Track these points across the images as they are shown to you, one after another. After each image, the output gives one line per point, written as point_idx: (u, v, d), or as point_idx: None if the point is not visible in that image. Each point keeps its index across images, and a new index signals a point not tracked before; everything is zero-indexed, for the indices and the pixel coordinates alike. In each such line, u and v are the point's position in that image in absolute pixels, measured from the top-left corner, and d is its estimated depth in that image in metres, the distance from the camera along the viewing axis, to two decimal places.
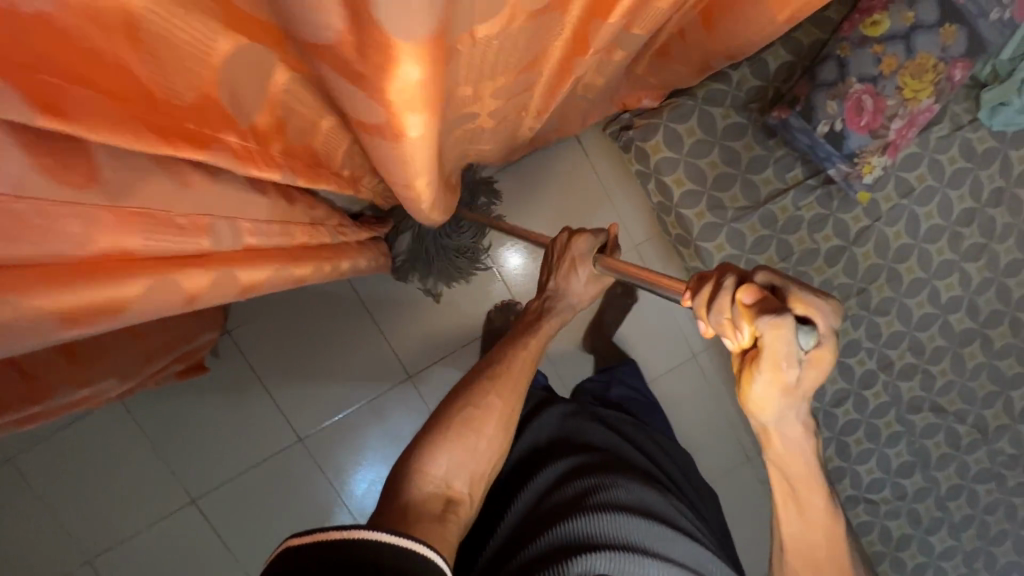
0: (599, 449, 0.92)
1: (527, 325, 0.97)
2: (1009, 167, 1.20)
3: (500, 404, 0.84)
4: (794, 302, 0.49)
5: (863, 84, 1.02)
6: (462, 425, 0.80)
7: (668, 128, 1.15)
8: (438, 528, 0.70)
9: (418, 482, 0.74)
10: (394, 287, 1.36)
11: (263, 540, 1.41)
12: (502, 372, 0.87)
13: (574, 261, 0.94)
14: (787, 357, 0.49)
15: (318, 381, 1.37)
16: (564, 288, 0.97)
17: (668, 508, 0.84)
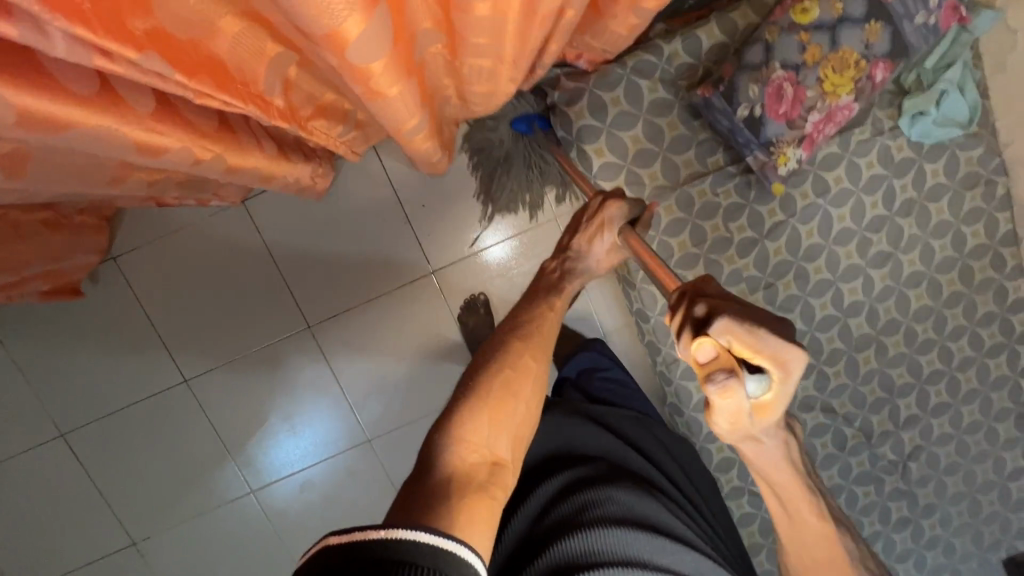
0: (598, 457, 0.88)
1: (549, 286, 0.90)
2: (923, 179, 1.21)
3: (535, 367, 0.79)
4: (754, 352, 0.49)
5: (785, 71, 1.01)
6: (502, 390, 0.74)
7: (594, 94, 1.12)
8: (482, 502, 0.63)
9: (460, 451, 0.67)
10: (297, 232, 1.30)
11: (137, 484, 1.35)
12: (532, 337, 0.82)
13: (605, 224, 0.88)
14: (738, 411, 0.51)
15: (216, 322, 1.31)
16: (588, 253, 0.91)
17: (667, 516, 0.79)
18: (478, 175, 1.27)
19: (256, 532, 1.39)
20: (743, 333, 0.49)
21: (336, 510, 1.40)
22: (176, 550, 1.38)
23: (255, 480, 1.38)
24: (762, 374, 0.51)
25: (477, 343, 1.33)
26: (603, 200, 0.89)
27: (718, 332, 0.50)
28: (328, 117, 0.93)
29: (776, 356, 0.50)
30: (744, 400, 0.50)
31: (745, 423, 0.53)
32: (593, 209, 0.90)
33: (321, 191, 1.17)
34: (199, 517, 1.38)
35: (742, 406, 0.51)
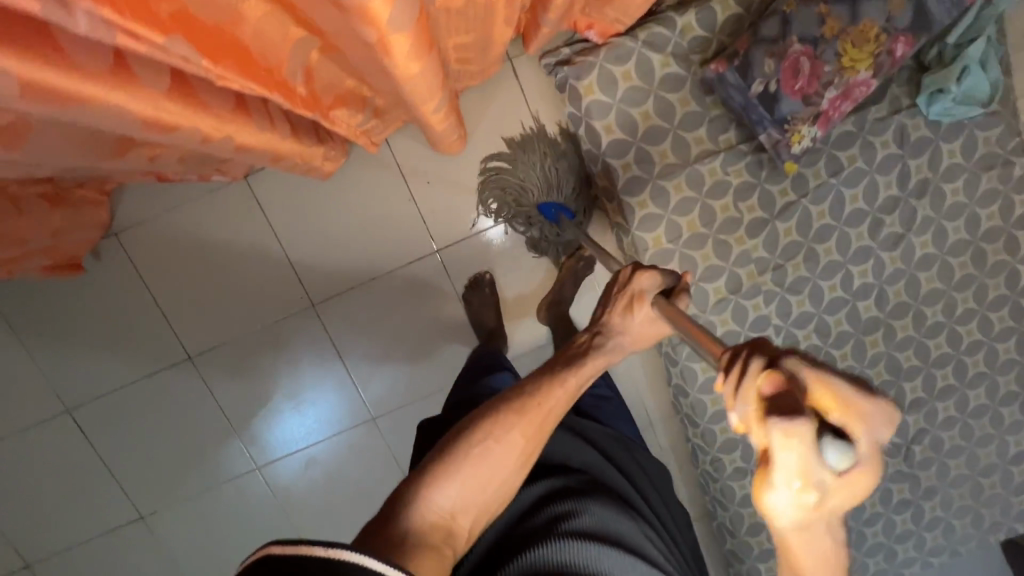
0: (578, 467, 0.88)
1: (567, 360, 0.80)
2: (939, 159, 1.19)
3: (523, 444, 0.75)
4: (836, 402, 0.42)
5: (803, 45, 0.98)
6: (478, 459, 0.72)
7: (604, 69, 1.10)
8: (432, 558, 0.66)
9: (419, 510, 0.68)
10: (301, 207, 1.28)
11: (143, 460, 1.36)
12: (529, 413, 0.75)
13: (636, 296, 0.80)
14: (810, 472, 0.40)
15: (219, 300, 1.31)
16: (620, 330, 0.82)
17: (639, 536, 0.79)
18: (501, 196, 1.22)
19: (260, 508, 1.41)
20: (824, 376, 0.43)
21: (340, 486, 1.42)
22: (183, 525, 1.40)
23: (259, 455, 1.38)
24: (850, 437, 0.41)
25: (481, 324, 1.32)
26: (634, 270, 0.82)
27: (791, 368, 0.44)
28: (347, 104, 0.93)
29: (862, 414, 0.41)
30: (818, 466, 0.40)
31: (817, 508, 0.42)
32: (625, 277, 0.83)
33: (330, 172, 1.15)
34: (205, 493, 1.39)
35: (815, 475, 0.40)
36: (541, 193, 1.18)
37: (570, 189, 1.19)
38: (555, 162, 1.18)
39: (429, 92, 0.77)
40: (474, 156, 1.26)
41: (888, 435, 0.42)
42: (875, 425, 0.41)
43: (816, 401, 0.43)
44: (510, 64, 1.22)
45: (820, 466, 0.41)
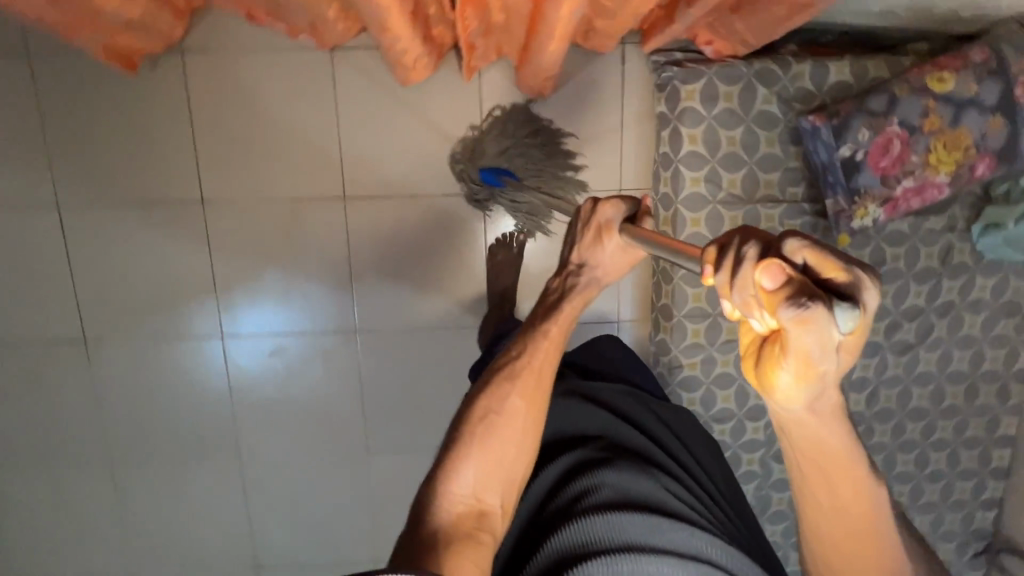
0: (593, 438, 0.92)
1: (547, 308, 0.91)
2: (969, 288, 1.24)
3: (525, 406, 0.83)
4: (834, 270, 0.49)
5: (901, 128, 1.02)
6: (486, 434, 0.80)
7: (711, 82, 1.11)
8: (469, 548, 0.72)
9: (446, 503, 0.75)
10: (371, 98, 1.24)
11: (112, 284, 1.29)
12: (521, 375, 0.85)
13: (603, 227, 0.88)
14: (823, 340, 0.48)
15: (254, 156, 1.26)
16: (591, 261, 0.90)
17: (662, 493, 0.81)
18: (470, 147, 1.26)
19: (209, 373, 1.35)
20: (821, 252, 0.49)
21: (297, 385, 1.37)
22: (124, 363, 1.33)
23: (229, 321, 1.33)
24: (849, 301, 0.48)
25: (497, 283, 1.32)
26: (593, 206, 0.89)
27: (792, 251, 0.49)
28: (476, 10, 0.94)
29: (854, 278, 0.49)
30: (832, 333, 0.48)
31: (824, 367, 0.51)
32: (586, 214, 0.90)
33: (413, 78, 1.13)
34: (160, 340, 1.33)
35: (828, 340, 0.48)
36: (491, 155, 1.24)
37: (522, 158, 1.24)
38: (531, 138, 1.24)
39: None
40: (551, 119, 1.26)
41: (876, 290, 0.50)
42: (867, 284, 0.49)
43: (818, 276, 0.49)
44: (620, 51, 1.24)
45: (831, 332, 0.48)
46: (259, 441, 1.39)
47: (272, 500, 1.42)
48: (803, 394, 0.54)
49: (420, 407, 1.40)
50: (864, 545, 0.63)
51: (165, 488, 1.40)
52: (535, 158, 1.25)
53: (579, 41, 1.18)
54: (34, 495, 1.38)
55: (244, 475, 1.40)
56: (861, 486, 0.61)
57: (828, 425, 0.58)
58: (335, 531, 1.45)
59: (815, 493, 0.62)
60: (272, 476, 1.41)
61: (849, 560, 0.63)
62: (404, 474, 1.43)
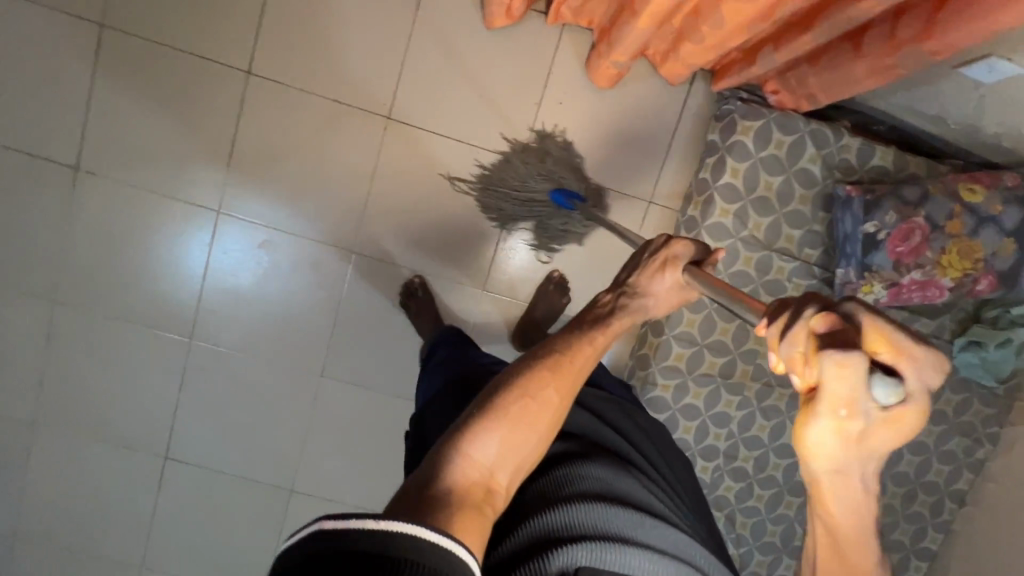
0: (575, 434, 0.86)
1: (594, 319, 0.83)
2: (936, 398, 1.28)
3: (559, 402, 0.74)
4: (883, 345, 0.47)
5: (925, 222, 1.07)
6: (520, 413, 0.70)
7: (768, 125, 1.16)
8: (473, 517, 0.60)
9: (462, 466, 0.64)
10: (447, 32, 1.24)
11: (126, 122, 1.24)
12: (564, 368, 0.76)
13: (669, 261, 0.84)
14: (853, 404, 0.47)
15: (315, 47, 1.23)
16: (645, 289, 0.84)
17: (641, 493, 0.76)
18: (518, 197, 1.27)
19: (192, 245, 1.30)
20: (876, 322, 0.47)
21: (276, 286, 1.33)
22: (108, 205, 1.27)
23: (232, 200, 1.29)
24: (893, 376, 0.46)
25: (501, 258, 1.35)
26: (666, 240, 0.86)
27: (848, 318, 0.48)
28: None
29: (910, 355, 0.46)
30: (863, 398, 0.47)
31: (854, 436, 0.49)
32: (657, 246, 0.86)
33: (497, 22, 1.19)
34: (154, 194, 1.27)
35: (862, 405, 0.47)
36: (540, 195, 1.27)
37: (561, 174, 1.27)
38: (545, 159, 1.27)
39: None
40: (607, 112, 1.29)
41: (937, 381, 0.46)
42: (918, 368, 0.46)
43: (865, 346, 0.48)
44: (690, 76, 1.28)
45: (865, 398, 0.47)
46: (216, 330, 1.33)
47: (207, 393, 1.35)
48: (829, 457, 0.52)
49: (388, 347, 1.37)
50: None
51: (102, 347, 1.32)
52: (566, 166, 1.28)
53: (653, 57, 1.21)
54: None
55: (188, 359, 1.34)
56: (863, 533, 0.58)
57: (853, 484, 0.55)
58: (260, 445, 1.39)
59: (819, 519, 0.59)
60: (216, 369, 1.35)
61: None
62: (349, 409, 1.39)
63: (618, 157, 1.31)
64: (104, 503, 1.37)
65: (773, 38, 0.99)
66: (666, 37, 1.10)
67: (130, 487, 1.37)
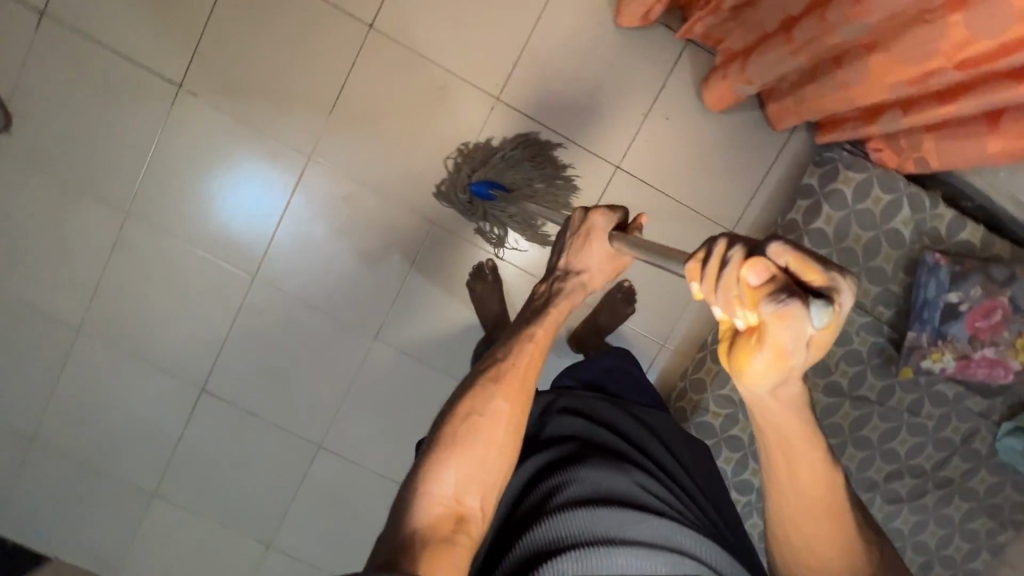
0: (570, 436, 0.80)
1: (534, 310, 0.81)
2: (971, 475, 1.30)
3: (509, 410, 0.68)
4: (814, 274, 0.48)
5: (1008, 302, 1.10)
6: (468, 434, 0.66)
7: (870, 181, 1.18)
8: (448, 555, 0.58)
9: (422, 505, 0.61)
10: (572, 29, 1.25)
11: (238, 51, 1.23)
12: (507, 375, 0.70)
13: (591, 233, 0.83)
14: (795, 335, 0.48)
15: (441, 17, 1.24)
16: (577, 267, 0.83)
17: (636, 486, 0.70)
18: (474, 159, 1.28)
19: (269, 185, 1.29)
20: (801, 255, 0.48)
21: (347, 242, 1.32)
22: (200, 129, 1.26)
23: (323, 148, 1.28)
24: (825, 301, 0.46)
25: None
26: (584, 214, 0.85)
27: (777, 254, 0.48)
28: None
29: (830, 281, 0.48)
30: (804, 332, 0.47)
31: (791, 362, 0.51)
32: (577, 222, 0.85)
33: (628, 21, 1.22)
34: (248, 128, 1.26)
35: (801, 335, 0.48)
36: (483, 170, 1.27)
37: (513, 171, 1.26)
38: (518, 155, 1.26)
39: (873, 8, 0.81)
40: (708, 137, 1.30)
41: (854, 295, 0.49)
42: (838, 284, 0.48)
43: (797, 279, 0.48)
44: None
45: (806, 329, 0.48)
46: (280, 273, 1.32)
47: (256, 334, 1.34)
48: (768, 385, 0.55)
49: (445, 323, 1.36)
50: (825, 524, 0.62)
51: (164, 268, 1.30)
52: (526, 171, 1.27)
53: (767, 95, 1.23)
54: (31, 202, 1.26)
55: (246, 296, 1.33)
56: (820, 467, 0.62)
57: (787, 408, 0.59)
58: (297, 396, 1.38)
59: (779, 477, 0.63)
60: (272, 311, 1.34)
61: (824, 545, 0.62)
62: (394, 376, 1.38)
63: (708, 183, 1.32)
64: (130, 424, 1.36)
65: (892, 105, 1.00)
66: (794, 75, 1.10)
67: (160, 414, 1.36)
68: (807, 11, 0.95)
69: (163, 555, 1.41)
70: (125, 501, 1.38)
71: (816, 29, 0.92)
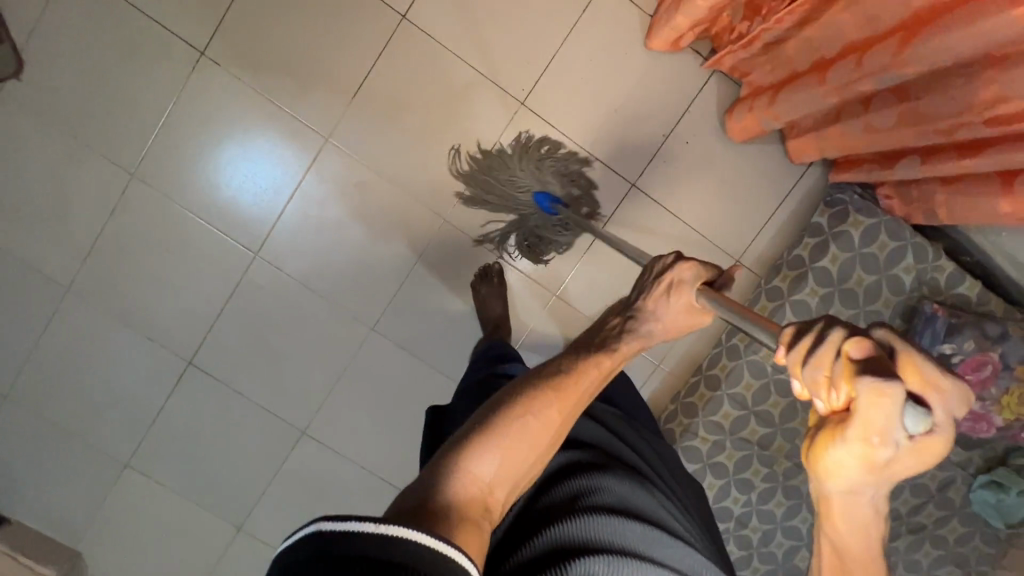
0: (590, 443, 0.79)
1: (597, 342, 0.73)
2: (942, 523, 1.33)
3: (561, 424, 0.66)
4: (916, 374, 0.47)
5: (997, 358, 1.13)
6: (517, 428, 0.63)
7: (877, 227, 1.20)
8: (474, 534, 0.55)
9: (457, 483, 0.57)
10: (603, 43, 1.26)
11: (264, 25, 1.21)
12: (569, 390, 0.68)
13: (676, 285, 0.71)
14: (884, 429, 0.46)
15: (474, 16, 1.24)
16: (650, 316, 0.73)
17: (656, 506, 0.71)
18: (519, 160, 1.25)
19: (282, 162, 1.27)
20: (907, 351, 0.48)
21: (354, 229, 1.30)
22: (218, 98, 1.23)
23: (341, 133, 1.26)
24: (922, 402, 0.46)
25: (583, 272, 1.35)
26: (675, 260, 0.73)
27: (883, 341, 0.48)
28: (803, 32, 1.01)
29: (936, 386, 0.46)
30: (897, 426, 0.46)
31: (875, 461, 0.49)
32: (663, 266, 0.74)
33: (658, 44, 1.23)
34: (267, 103, 1.24)
35: (891, 430, 0.46)
36: (535, 177, 1.25)
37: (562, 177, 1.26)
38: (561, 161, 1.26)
39: (909, 59, 0.83)
40: (725, 166, 1.32)
41: (963, 410, 0.47)
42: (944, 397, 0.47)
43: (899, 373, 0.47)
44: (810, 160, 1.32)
45: (898, 426, 0.46)
46: (283, 253, 1.30)
47: (251, 312, 1.32)
48: (842, 480, 0.51)
49: (444, 321, 1.35)
50: None
51: (165, 235, 1.27)
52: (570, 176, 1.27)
53: (788, 132, 1.24)
54: (35, 151, 1.22)
55: (246, 272, 1.30)
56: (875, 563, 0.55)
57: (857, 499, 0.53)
58: (286, 379, 1.35)
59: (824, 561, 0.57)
60: (270, 291, 1.31)
61: None
62: (386, 369, 1.36)
63: (720, 210, 1.34)
64: (110, 390, 1.32)
65: (914, 153, 1.02)
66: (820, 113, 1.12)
67: (143, 383, 1.33)
68: (842, 54, 0.96)
69: (128, 527, 1.37)
70: (96, 467, 1.34)
71: (848, 73, 0.94)
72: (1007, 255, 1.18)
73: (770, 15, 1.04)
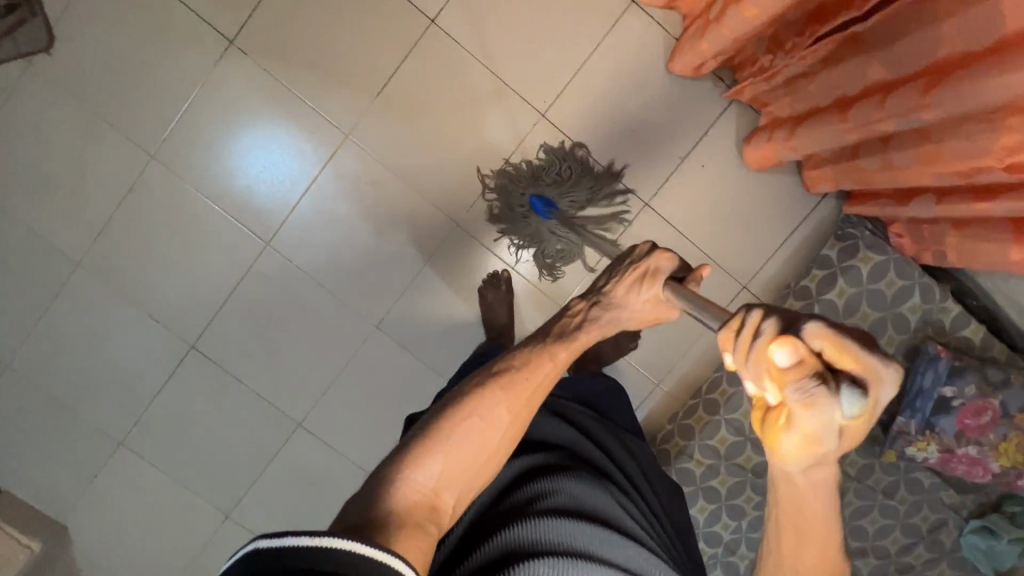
0: (557, 445, 0.80)
1: (562, 330, 0.74)
2: (932, 565, 1.33)
3: (510, 421, 0.65)
4: (851, 361, 0.46)
5: (998, 405, 1.13)
6: (458, 430, 0.63)
7: (885, 264, 1.21)
8: (417, 537, 0.56)
9: (398, 489, 0.58)
10: (627, 63, 1.27)
11: (296, 19, 1.23)
12: (517, 385, 0.67)
13: (650, 273, 0.73)
14: (822, 419, 0.46)
15: (502, 25, 1.25)
16: (618, 303, 0.74)
17: (616, 510, 0.71)
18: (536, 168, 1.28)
19: (299, 153, 1.28)
20: (839, 340, 0.46)
21: (367, 225, 1.31)
22: (243, 87, 1.24)
23: (361, 130, 1.27)
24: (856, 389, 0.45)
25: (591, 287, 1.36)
26: (650, 249, 0.75)
27: (811, 336, 0.46)
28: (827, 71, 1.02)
29: (870, 369, 0.45)
30: (834, 415, 0.46)
31: (819, 446, 0.49)
32: (637, 254, 0.76)
33: (680, 69, 1.24)
34: (291, 96, 1.25)
35: (828, 418, 0.46)
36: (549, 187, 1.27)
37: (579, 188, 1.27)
38: (575, 171, 1.27)
39: (932, 104, 0.83)
40: (739, 192, 1.33)
41: (896, 384, 0.46)
42: (878, 379, 0.46)
43: (830, 364, 0.46)
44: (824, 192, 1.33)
45: (835, 414, 0.46)
46: (294, 244, 1.31)
47: (258, 301, 1.32)
48: (794, 464, 0.52)
49: (448, 324, 1.36)
50: None
51: (178, 218, 1.28)
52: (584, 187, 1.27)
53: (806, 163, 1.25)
54: (56, 125, 1.23)
55: (256, 260, 1.31)
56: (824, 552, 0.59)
57: (809, 495, 0.56)
58: (286, 369, 1.36)
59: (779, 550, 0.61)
60: (279, 281, 1.32)
61: None
62: (387, 368, 1.37)
63: (730, 234, 1.34)
64: (110, 367, 1.32)
65: (931, 194, 1.02)
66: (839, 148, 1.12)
67: (144, 362, 1.33)
68: (865, 94, 0.97)
69: (116, 505, 1.37)
70: (89, 443, 1.34)
71: (870, 113, 0.95)
72: (1015, 302, 1.19)
73: (793, 51, 1.06)
